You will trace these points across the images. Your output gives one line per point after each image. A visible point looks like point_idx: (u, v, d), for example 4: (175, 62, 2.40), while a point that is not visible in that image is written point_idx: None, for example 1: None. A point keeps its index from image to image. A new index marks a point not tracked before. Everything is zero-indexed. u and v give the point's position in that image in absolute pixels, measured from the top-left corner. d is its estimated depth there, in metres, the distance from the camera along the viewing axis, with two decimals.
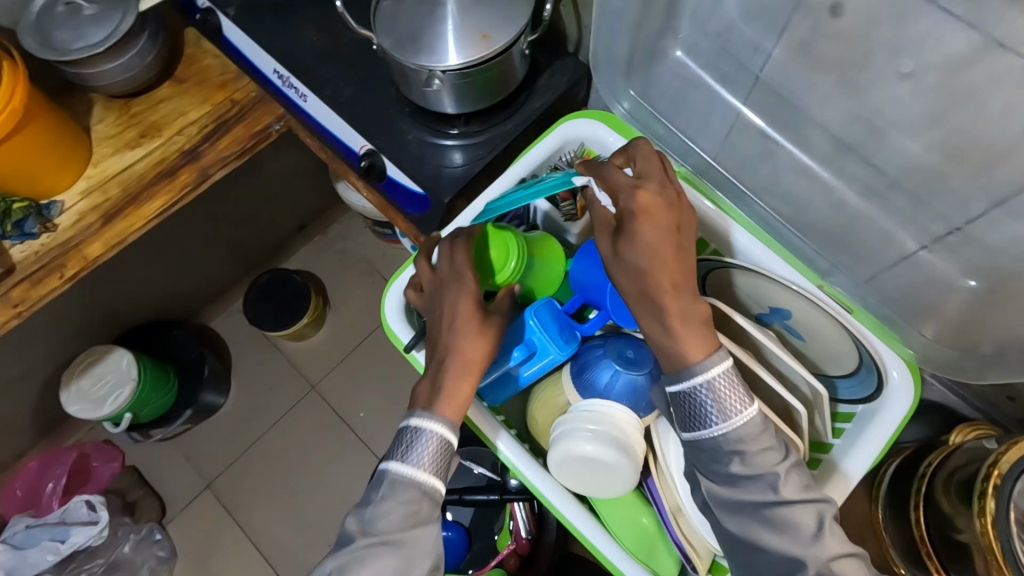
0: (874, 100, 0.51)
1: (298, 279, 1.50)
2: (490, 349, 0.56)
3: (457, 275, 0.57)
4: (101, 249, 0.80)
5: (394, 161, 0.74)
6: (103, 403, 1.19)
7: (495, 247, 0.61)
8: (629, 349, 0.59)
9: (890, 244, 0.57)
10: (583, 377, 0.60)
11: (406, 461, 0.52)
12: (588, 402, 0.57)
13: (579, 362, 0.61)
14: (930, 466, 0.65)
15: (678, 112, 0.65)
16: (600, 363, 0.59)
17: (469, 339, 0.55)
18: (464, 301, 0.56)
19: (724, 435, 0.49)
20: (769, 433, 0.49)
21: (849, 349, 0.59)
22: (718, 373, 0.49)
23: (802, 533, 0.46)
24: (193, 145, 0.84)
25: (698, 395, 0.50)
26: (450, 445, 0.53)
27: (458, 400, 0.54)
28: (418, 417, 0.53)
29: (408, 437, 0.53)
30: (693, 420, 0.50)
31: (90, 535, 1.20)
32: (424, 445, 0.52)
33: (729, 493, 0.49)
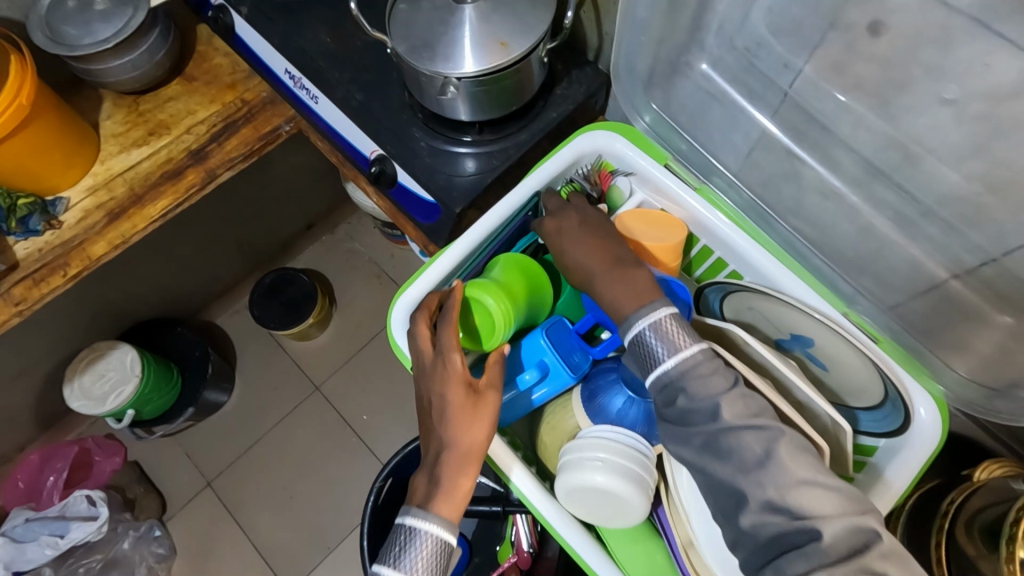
0: (910, 124, 0.49)
1: (304, 279, 1.49)
2: (487, 433, 0.52)
3: (445, 361, 0.53)
4: (104, 248, 0.78)
5: (404, 167, 0.72)
6: (105, 400, 1.18)
7: (475, 314, 0.59)
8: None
9: (920, 273, 0.55)
10: (595, 402, 0.58)
11: (399, 566, 0.48)
12: (599, 427, 0.55)
13: (590, 387, 0.59)
14: (952, 504, 0.63)
15: (701, 128, 0.63)
16: (613, 387, 0.58)
17: (463, 430, 0.51)
18: (454, 390, 0.52)
19: (673, 366, 0.49)
20: (713, 362, 0.49)
21: (875, 381, 0.57)
22: (661, 314, 0.51)
23: (746, 459, 0.45)
24: (201, 145, 0.83)
25: (647, 338, 0.51)
26: (447, 546, 0.50)
27: (455, 498, 0.51)
28: (413, 516, 0.50)
29: (401, 538, 0.49)
30: (644, 361, 0.51)
31: (89, 531, 1.20)
32: (420, 548, 0.49)
33: (681, 428, 0.48)
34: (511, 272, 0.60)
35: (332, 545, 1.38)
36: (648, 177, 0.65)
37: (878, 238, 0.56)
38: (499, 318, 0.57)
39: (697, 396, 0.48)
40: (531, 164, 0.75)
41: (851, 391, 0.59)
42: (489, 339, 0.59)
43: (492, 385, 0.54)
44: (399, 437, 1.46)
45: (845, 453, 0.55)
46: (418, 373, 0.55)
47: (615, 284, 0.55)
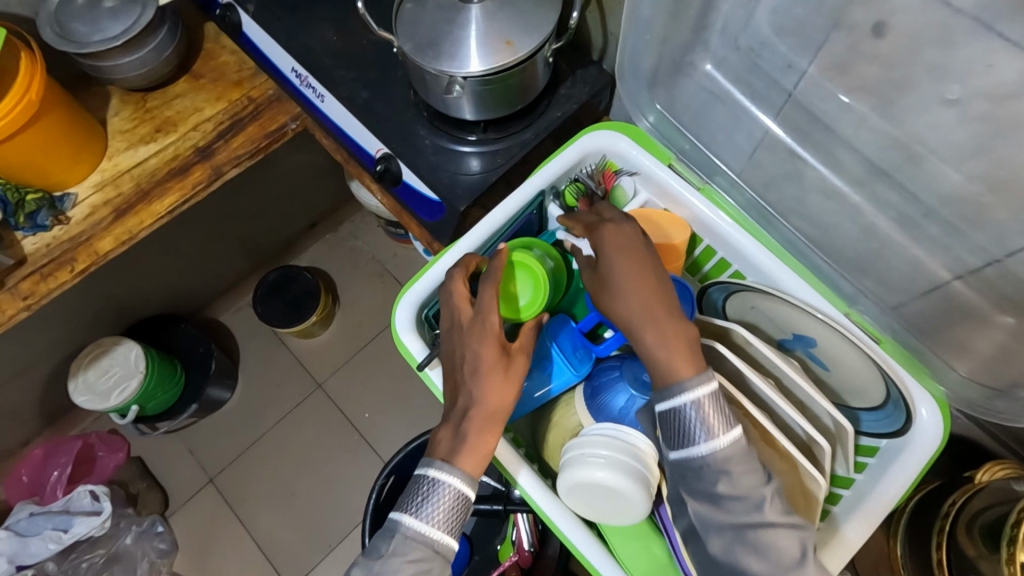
0: (913, 124, 0.49)
1: (307, 277, 1.49)
2: (515, 395, 0.53)
3: (481, 324, 0.53)
4: (111, 244, 0.79)
5: (409, 165, 0.73)
6: (109, 395, 1.19)
7: (520, 280, 0.60)
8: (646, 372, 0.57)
9: (921, 274, 0.55)
10: (597, 400, 0.58)
11: (420, 515, 0.50)
12: (601, 425, 0.55)
13: (593, 384, 0.59)
14: (953, 506, 0.63)
15: (704, 128, 0.63)
16: (615, 385, 0.58)
17: (493, 388, 0.52)
18: (487, 349, 0.53)
19: (709, 455, 0.48)
20: (752, 455, 0.48)
21: (877, 381, 0.57)
22: (703, 392, 0.49)
23: (783, 558, 0.46)
24: (207, 142, 0.84)
25: (684, 414, 0.49)
26: (466, 500, 0.51)
27: (480, 455, 0.51)
28: (436, 468, 0.51)
29: (423, 488, 0.51)
30: (680, 439, 0.49)
31: (92, 526, 1.20)
32: (441, 498, 0.50)
33: (715, 513, 0.48)
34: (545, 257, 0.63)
35: (333, 543, 1.38)
36: (652, 176, 0.65)
37: (880, 239, 0.56)
38: (540, 292, 0.60)
39: (735, 488, 0.47)
40: (535, 163, 0.76)
41: (852, 392, 0.60)
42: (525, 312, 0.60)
43: (522, 347, 0.55)
44: (400, 435, 1.47)
45: (847, 451, 0.55)
46: (449, 328, 0.55)
47: (661, 328, 0.51)
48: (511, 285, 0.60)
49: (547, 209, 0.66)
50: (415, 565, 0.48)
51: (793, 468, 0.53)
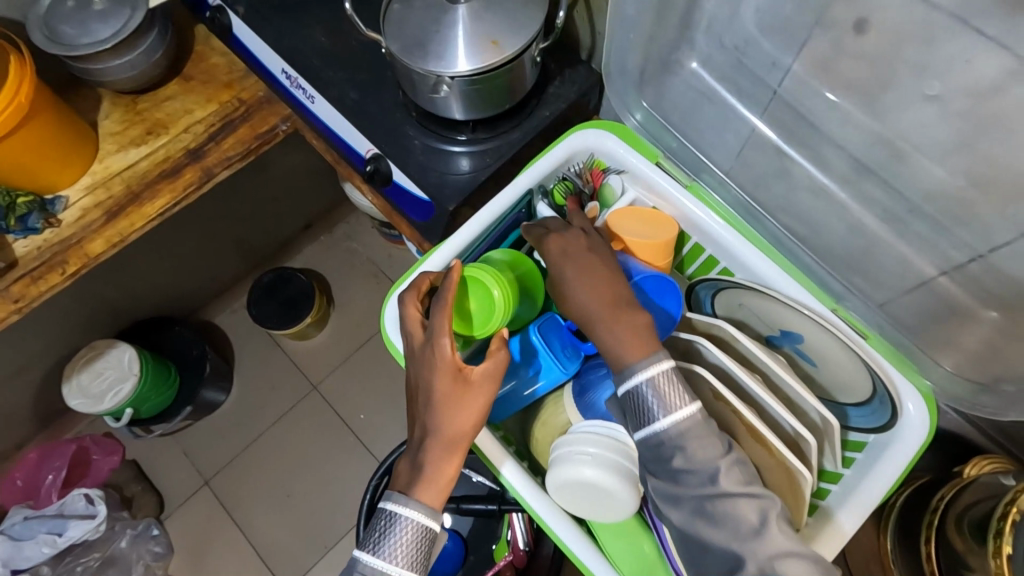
0: (897, 121, 0.49)
1: (302, 279, 1.49)
2: (472, 420, 0.52)
3: (434, 349, 0.52)
4: (103, 246, 0.79)
5: (399, 166, 0.73)
6: (103, 398, 1.19)
7: (474, 298, 0.58)
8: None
9: (907, 270, 0.55)
10: (585, 397, 0.59)
11: (378, 553, 0.50)
12: (590, 422, 0.56)
13: (581, 382, 0.60)
14: (942, 500, 0.64)
15: (691, 125, 0.63)
16: (604, 382, 0.58)
17: (449, 418, 0.52)
18: (441, 378, 0.52)
19: (666, 430, 0.49)
20: (711, 429, 0.49)
21: (864, 379, 0.57)
22: (658, 369, 0.50)
23: (742, 528, 0.46)
24: (198, 144, 0.84)
25: (642, 392, 0.50)
26: (427, 533, 0.51)
27: (437, 484, 0.52)
28: (393, 503, 0.51)
29: (382, 523, 0.51)
30: (638, 417, 0.50)
31: (87, 529, 1.20)
32: (399, 535, 0.50)
33: (674, 489, 0.48)
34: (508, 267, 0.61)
35: (329, 544, 1.38)
36: (641, 176, 0.66)
37: (867, 236, 0.56)
38: (498, 306, 0.57)
39: (693, 462, 0.48)
40: (524, 163, 0.76)
41: (840, 388, 0.60)
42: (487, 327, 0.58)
43: (484, 372, 0.53)
44: (396, 435, 1.47)
45: (834, 446, 0.55)
46: (410, 354, 0.55)
47: (612, 324, 0.53)
48: (465, 302, 0.58)
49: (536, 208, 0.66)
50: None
51: (781, 463, 0.53)
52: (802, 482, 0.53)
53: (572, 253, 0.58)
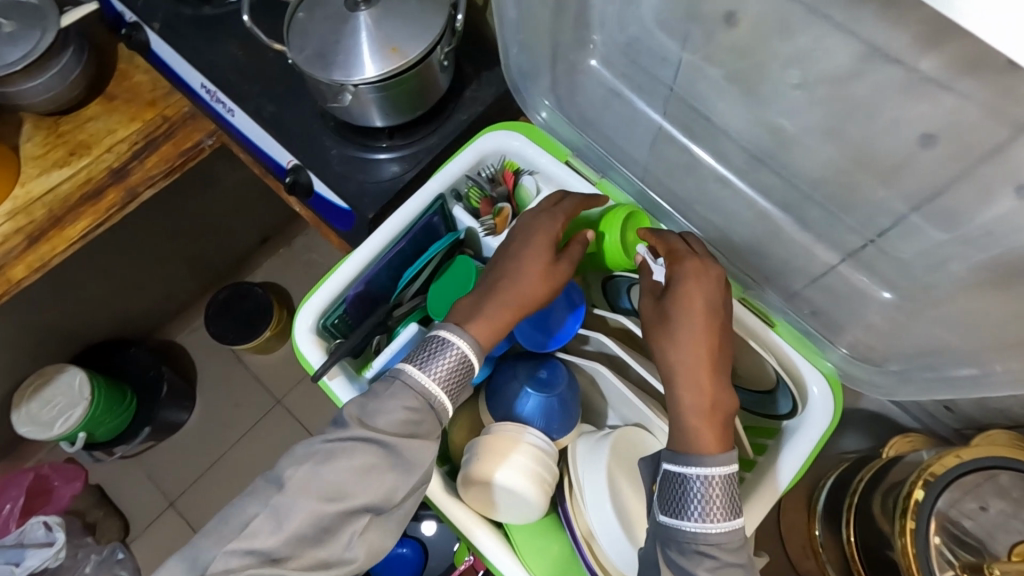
0: (779, 110, 0.49)
1: (259, 292, 1.48)
2: (540, 297, 0.57)
3: (540, 228, 0.59)
4: (23, 272, 0.77)
5: (318, 175, 0.72)
6: (52, 425, 1.15)
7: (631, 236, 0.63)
8: (543, 368, 0.58)
9: (812, 258, 0.56)
10: (496, 399, 0.58)
11: (423, 368, 0.52)
12: (497, 423, 0.56)
13: (492, 385, 0.59)
14: (861, 483, 0.68)
15: (598, 124, 0.63)
16: (512, 384, 0.58)
17: (520, 273, 0.57)
18: (543, 247, 0.57)
19: (695, 532, 0.46)
20: (743, 551, 0.46)
21: (767, 370, 0.58)
22: (717, 472, 0.48)
23: None
24: (122, 164, 0.82)
25: (690, 483, 0.48)
26: (468, 365, 0.53)
27: (490, 327, 0.54)
28: (448, 330, 0.53)
29: (432, 346, 0.53)
30: (674, 505, 0.48)
31: (46, 557, 1.19)
32: (447, 357, 0.52)
33: None
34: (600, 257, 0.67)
35: None
36: (552, 176, 0.65)
37: (772, 225, 0.57)
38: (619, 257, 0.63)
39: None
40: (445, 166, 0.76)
41: (748, 375, 0.61)
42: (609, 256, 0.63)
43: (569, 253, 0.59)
44: None
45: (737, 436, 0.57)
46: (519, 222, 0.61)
47: (703, 425, 0.50)
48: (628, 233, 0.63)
49: (451, 212, 0.65)
50: (410, 412, 0.50)
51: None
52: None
53: (658, 329, 0.54)
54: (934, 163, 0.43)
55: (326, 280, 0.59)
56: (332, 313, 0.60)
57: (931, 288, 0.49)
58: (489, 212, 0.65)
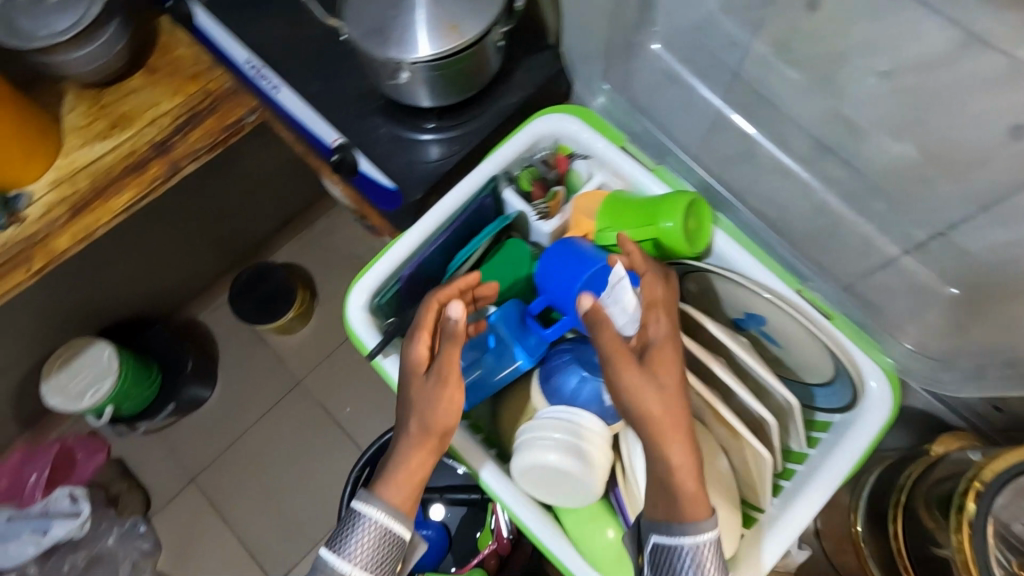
0: (854, 97, 0.49)
1: (280, 274, 1.48)
2: (443, 417, 0.52)
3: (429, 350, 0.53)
4: (68, 242, 0.78)
5: (366, 153, 0.72)
6: (82, 398, 1.16)
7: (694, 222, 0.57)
8: (597, 354, 0.57)
9: (871, 250, 0.55)
10: (550, 383, 0.57)
11: (339, 552, 0.50)
12: (554, 408, 0.54)
13: (547, 367, 0.58)
14: (909, 478, 0.67)
15: (654, 108, 0.63)
16: (566, 368, 0.57)
17: (435, 407, 0.51)
18: (431, 373, 0.52)
19: None
20: None
21: (827, 362, 0.56)
22: (706, 542, 0.45)
23: None
24: (165, 137, 0.82)
25: (681, 553, 0.46)
26: (385, 529, 0.50)
27: (404, 482, 0.52)
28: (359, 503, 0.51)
29: (346, 525, 0.51)
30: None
31: (71, 528, 1.21)
32: (361, 535, 0.50)
33: None
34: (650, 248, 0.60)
35: (313, 540, 1.38)
36: (607, 160, 0.63)
37: (832, 216, 0.56)
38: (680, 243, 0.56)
39: None
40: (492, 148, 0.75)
41: (804, 368, 0.59)
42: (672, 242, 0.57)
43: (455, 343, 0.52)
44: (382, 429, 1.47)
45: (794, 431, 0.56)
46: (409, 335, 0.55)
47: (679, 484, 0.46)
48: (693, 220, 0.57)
49: (502, 193, 0.64)
50: None
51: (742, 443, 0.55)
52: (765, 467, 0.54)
53: (631, 390, 0.48)
54: (1017, 157, 0.43)
55: (378, 261, 0.59)
56: (386, 292, 0.59)
57: (998, 284, 0.49)
58: (542, 196, 0.64)
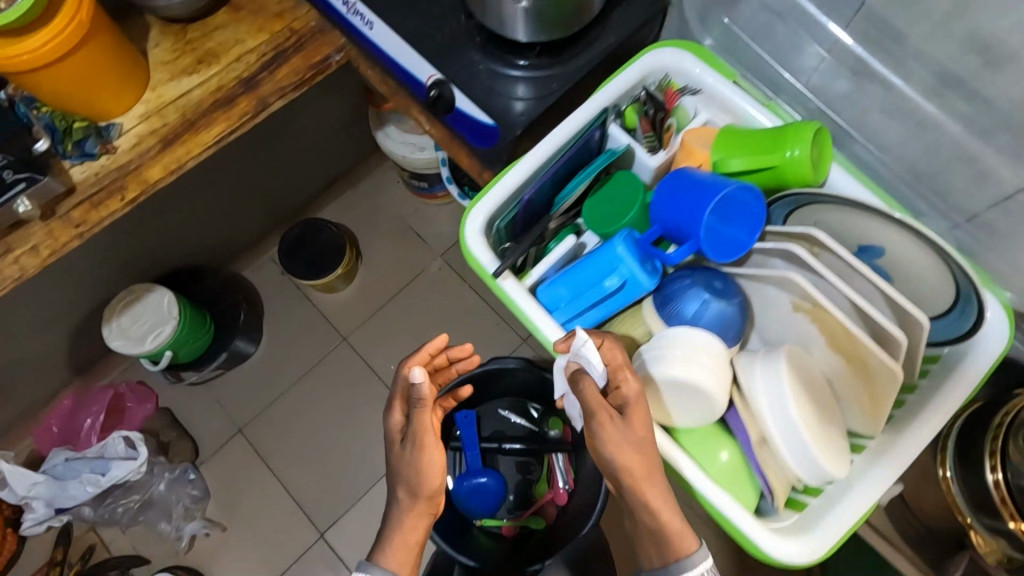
0: (993, 25, 0.52)
1: (333, 230, 1.49)
2: (430, 477, 0.69)
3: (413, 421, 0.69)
4: (161, 173, 0.78)
5: (463, 89, 0.73)
6: (143, 341, 1.18)
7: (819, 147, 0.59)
8: (718, 279, 0.56)
9: (989, 180, 0.60)
10: (668, 308, 0.57)
11: None
12: (670, 329, 0.55)
13: (662, 294, 0.57)
14: (1008, 416, 0.71)
15: (766, 41, 0.70)
16: (687, 294, 0.55)
17: (414, 471, 0.69)
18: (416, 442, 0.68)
19: None
20: None
21: (947, 285, 0.61)
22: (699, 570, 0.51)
23: None
24: (252, 74, 0.82)
25: None
26: None
27: (402, 550, 0.68)
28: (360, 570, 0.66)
29: None
30: None
31: (129, 470, 1.23)
32: None
33: None
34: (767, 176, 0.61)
35: (361, 491, 1.42)
36: (716, 95, 0.64)
37: (951, 144, 0.61)
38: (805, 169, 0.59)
39: None
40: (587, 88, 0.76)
41: (920, 302, 0.63)
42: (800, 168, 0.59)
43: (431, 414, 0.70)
44: None
45: (914, 352, 0.57)
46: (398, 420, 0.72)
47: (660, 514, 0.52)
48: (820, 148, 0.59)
49: (608, 129, 0.65)
50: None
51: (866, 360, 0.54)
52: (887, 387, 0.54)
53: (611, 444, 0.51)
54: None
55: (490, 190, 0.60)
56: (504, 216, 0.61)
57: None
58: (650, 129, 0.65)
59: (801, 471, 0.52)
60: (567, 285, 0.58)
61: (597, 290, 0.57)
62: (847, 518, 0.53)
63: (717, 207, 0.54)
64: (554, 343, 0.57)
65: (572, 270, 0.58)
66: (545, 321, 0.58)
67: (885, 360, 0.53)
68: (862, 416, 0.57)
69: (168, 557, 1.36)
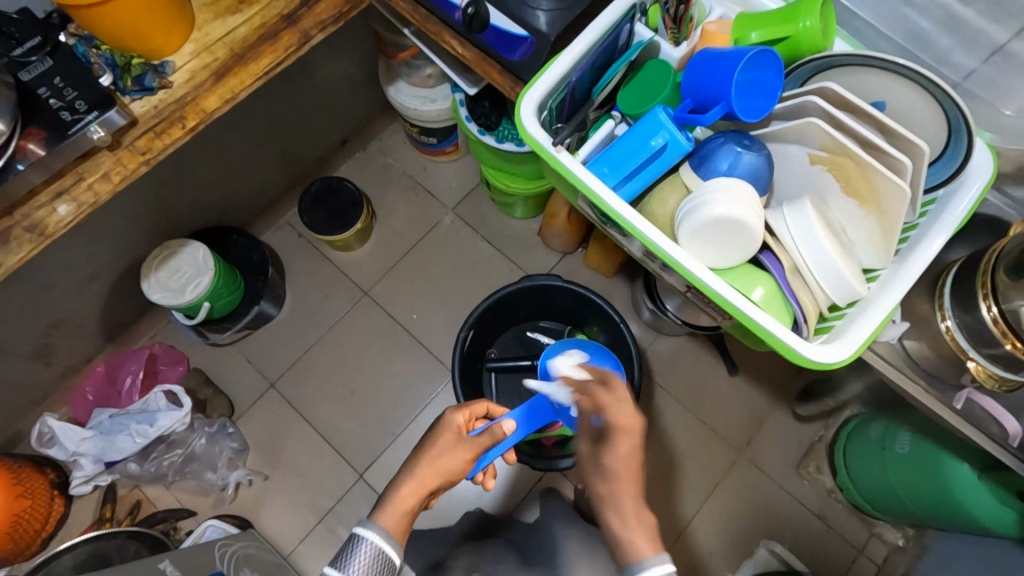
0: None
1: (349, 186, 1.54)
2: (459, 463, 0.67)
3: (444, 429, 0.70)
4: (216, 102, 0.84)
5: (500, 6, 0.80)
6: (184, 291, 1.23)
7: (813, 18, 0.68)
8: (746, 138, 0.65)
9: (983, 39, 0.74)
10: (705, 166, 0.65)
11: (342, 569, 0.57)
12: (716, 182, 0.62)
13: (699, 157, 0.66)
14: (993, 257, 0.73)
15: None
16: (720, 151, 0.64)
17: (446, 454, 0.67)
18: (449, 436, 0.69)
19: None
20: None
21: (940, 128, 0.67)
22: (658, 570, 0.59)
23: None
24: (292, 10, 0.88)
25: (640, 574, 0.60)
26: (386, 555, 0.59)
27: (397, 512, 0.62)
28: (363, 527, 0.59)
29: (348, 545, 0.59)
30: None
31: (175, 419, 1.29)
32: (361, 554, 0.58)
33: None
34: (784, 49, 0.71)
35: (396, 432, 1.49)
36: None
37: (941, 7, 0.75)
38: (814, 36, 0.69)
39: None
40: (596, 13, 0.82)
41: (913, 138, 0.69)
42: (809, 42, 0.70)
43: (457, 428, 0.70)
44: (450, 332, 1.56)
45: (918, 183, 0.62)
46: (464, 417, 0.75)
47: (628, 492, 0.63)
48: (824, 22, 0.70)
49: (635, 27, 0.73)
50: None
51: (877, 190, 0.62)
52: (897, 209, 0.62)
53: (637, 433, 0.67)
54: None
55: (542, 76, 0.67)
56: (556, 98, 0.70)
57: None
58: (672, 24, 0.74)
59: (831, 291, 0.63)
60: (609, 155, 0.66)
61: (644, 152, 0.65)
62: (865, 327, 0.61)
63: (748, 67, 0.62)
64: (606, 201, 0.65)
65: (627, 134, 0.65)
66: (597, 183, 0.65)
67: (896, 183, 0.60)
68: (871, 247, 0.65)
69: (214, 507, 1.42)
